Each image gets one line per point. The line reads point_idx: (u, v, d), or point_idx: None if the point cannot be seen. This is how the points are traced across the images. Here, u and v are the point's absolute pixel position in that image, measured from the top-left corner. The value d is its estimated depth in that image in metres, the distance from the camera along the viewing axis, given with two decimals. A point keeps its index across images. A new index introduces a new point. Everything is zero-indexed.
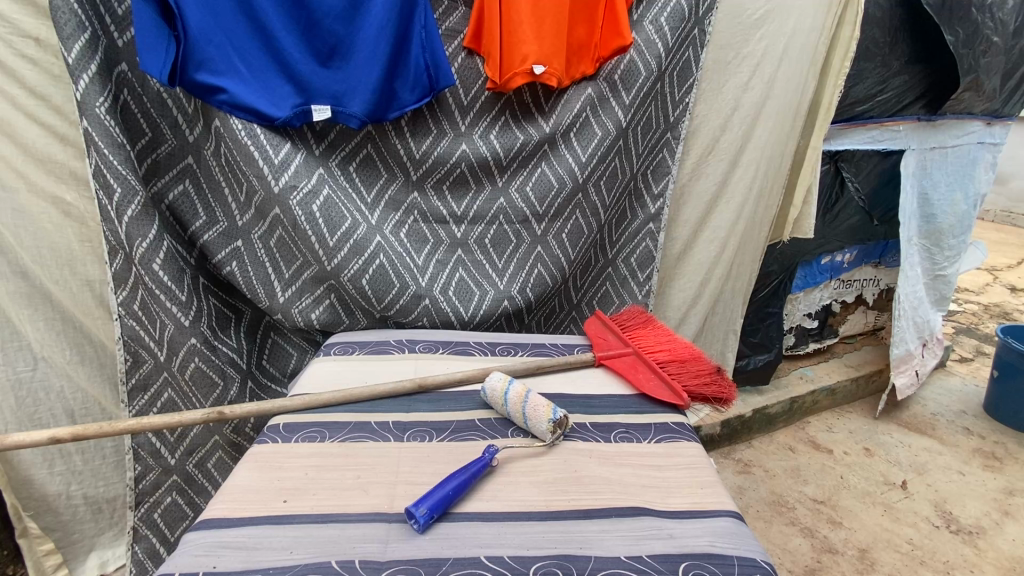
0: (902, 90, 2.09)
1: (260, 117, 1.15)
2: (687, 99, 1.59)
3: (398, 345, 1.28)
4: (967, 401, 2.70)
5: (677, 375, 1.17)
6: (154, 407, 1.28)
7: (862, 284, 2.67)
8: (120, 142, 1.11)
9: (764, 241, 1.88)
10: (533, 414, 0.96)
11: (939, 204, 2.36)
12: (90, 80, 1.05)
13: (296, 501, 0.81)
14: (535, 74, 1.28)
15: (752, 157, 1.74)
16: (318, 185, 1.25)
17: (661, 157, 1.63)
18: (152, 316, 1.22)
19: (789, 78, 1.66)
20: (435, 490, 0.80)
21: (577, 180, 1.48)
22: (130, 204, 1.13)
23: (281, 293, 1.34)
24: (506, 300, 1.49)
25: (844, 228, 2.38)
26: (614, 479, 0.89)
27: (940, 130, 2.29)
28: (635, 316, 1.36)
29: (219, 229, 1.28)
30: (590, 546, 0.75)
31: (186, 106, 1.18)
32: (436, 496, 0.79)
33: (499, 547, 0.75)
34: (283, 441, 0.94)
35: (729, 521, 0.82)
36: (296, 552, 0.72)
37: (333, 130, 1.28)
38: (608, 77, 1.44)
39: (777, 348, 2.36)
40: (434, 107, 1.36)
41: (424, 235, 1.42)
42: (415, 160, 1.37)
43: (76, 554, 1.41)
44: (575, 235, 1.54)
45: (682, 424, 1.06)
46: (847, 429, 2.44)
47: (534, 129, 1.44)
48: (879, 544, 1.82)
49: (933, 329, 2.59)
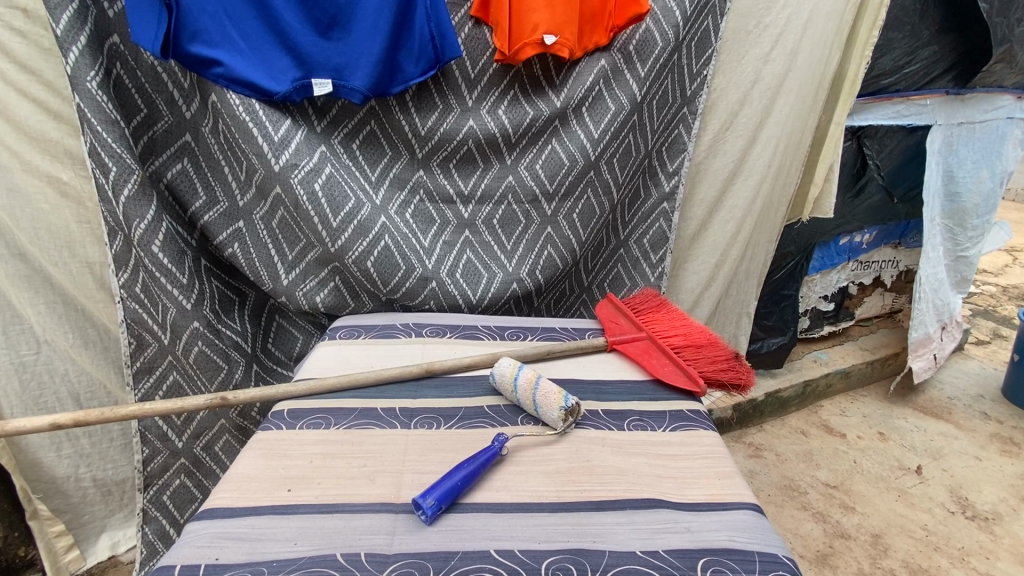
0: (930, 62, 2.00)
1: (258, 91, 1.10)
2: (705, 71, 1.52)
3: (405, 329, 1.25)
4: (985, 385, 2.64)
5: (693, 360, 1.13)
6: (159, 390, 1.27)
7: (881, 266, 2.60)
8: (113, 118, 1.06)
9: (781, 222, 1.82)
10: (543, 401, 0.93)
11: (964, 181, 2.27)
12: (80, 53, 1.00)
13: (302, 491, 0.79)
14: (546, 44, 1.21)
15: (773, 133, 1.66)
16: (320, 163, 1.21)
17: (677, 132, 1.56)
18: (154, 299, 1.20)
19: (815, 46, 1.57)
20: (444, 478, 0.77)
21: (589, 157, 1.42)
22: (126, 183, 1.09)
23: (285, 276, 1.31)
24: (515, 282, 1.45)
25: (863, 207, 2.31)
26: (629, 468, 0.86)
27: (969, 104, 2.18)
28: (648, 299, 1.31)
29: (220, 209, 1.24)
30: (603, 540, 0.73)
31: (182, 80, 1.12)
32: (444, 484, 0.76)
33: (510, 541, 0.72)
34: (287, 427, 0.92)
35: (749, 514, 0.78)
36: (300, 544, 0.70)
37: (335, 106, 1.23)
38: (622, 48, 1.36)
39: (792, 331, 2.31)
40: (440, 80, 1.29)
41: (430, 215, 1.38)
42: (421, 137, 1.32)
43: (87, 536, 1.41)
44: (587, 215, 1.49)
45: (699, 412, 1.02)
46: (861, 413, 2.40)
47: (544, 103, 1.36)
48: (893, 529, 1.80)
49: (953, 312, 2.52)
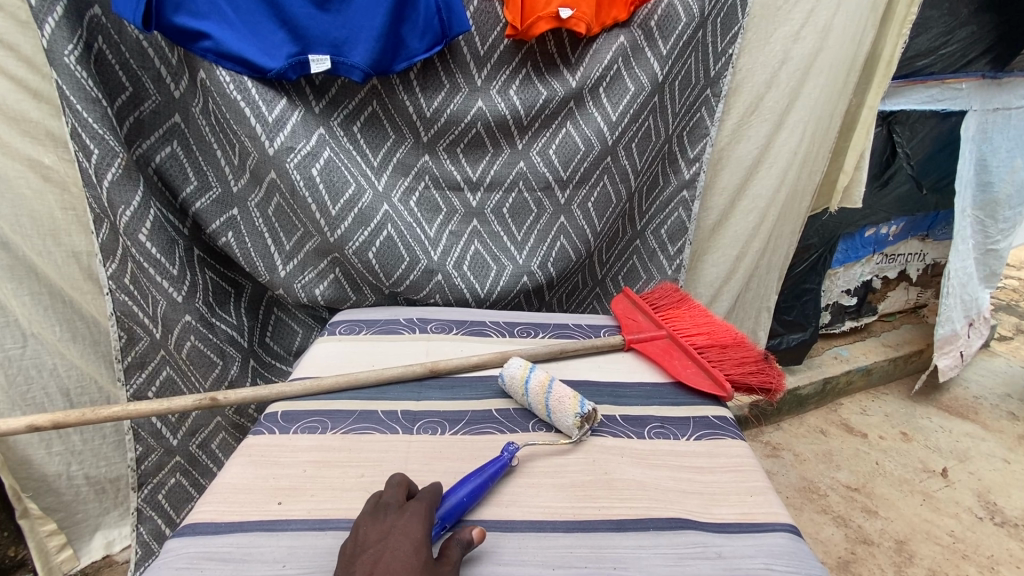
0: (968, 43, 1.88)
1: (250, 68, 1.02)
2: (731, 50, 1.41)
3: (408, 324, 1.17)
4: (1013, 384, 2.54)
5: (718, 362, 1.05)
6: (152, 386, 1.21)
7: (907, 259, 2.48)
8: (94, 97, 0.98)
9: (806, 213, 1.72)
10: (557, 407, 0.85)
11: (997, 171, 2.14)
12: (56, 25, 0.92)
13: (293, 504, 0.72)
14: (561, 19, 1.11)
15: (801, 118, 1.55)
16: (318, 147, 1.13)
17: (699, 116, 1.47)
18: (143, 291, 1.13)
19: (851, 23, 1.45)
20: (448, 494, 0.70)
21: (606, 142, 1.33)
22: (110, 166, 1.02)
23: (282, 267, 1.24)
24: (526, 275, 1.37)
25: (891, 198, 2.20)
26: (651, 483, 0.78)
27: (1005, 88, 2.03)
28: (668, 295, 1.23)
29: (213, 195, 1.17)
30: (624, 566, 0.66)
31: (169, 56, 1.04)
32: (448, 502, 0.69)
33: (521, 566, 0.65)
34: (280, 431, 0.85)
35: (785, 537, 0.71)
36: (289, 567, 0.64)
37: (334, 85, 1.14)
38: (642, 24, 1.26)
39: (813, 327, 2.21)
40: (446, 57, 1.19)
41: (436, 204, 1.31)
42: (426, 119, 1.23)
43: (81, 535, 1.37)
44: (602, 204, 1.40)
45: (726, 419, 0.94)
46: (883, 412, 2.30)
47: (559, 83, 1.27)
48: (918, 535, 1.72)
49: (981, 308, 2.40)
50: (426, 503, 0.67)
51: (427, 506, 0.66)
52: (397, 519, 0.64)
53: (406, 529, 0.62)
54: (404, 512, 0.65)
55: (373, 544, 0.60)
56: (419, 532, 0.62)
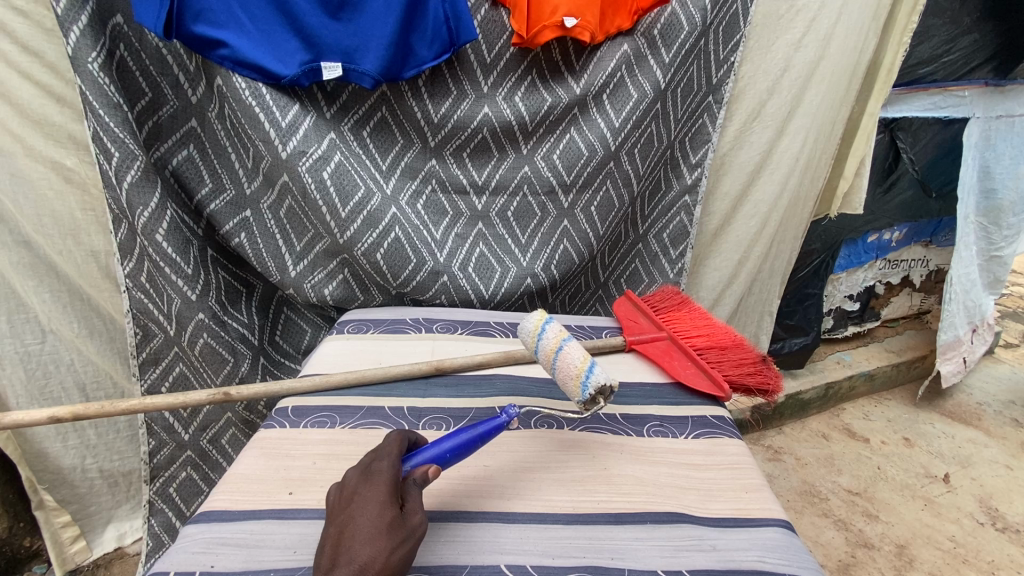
0: (970, 51, 1.90)
1: (265, 75, 1.06)
2: (733, 58, 1.44)
3: (414, 324, 1.20)
4: (1017, 391, 2.54)
5: (717, 363, 1.07)
6: (166, 381, 1.24)
7: (910, 264, 2.49)
8: (116, 102, 1.02)
9: (808, 218, 1.74)
10: (561, 381, 0.86)
11: (1001, 178, 2.15)
12: (81, 33, 0.96)
13: (304, 494, 0.75)
14: (566, 27, 1.14)
15: (803, 124, 1.57)
16: (329, 151, 1.16)
17: (701, 122, 1.50)
18: (159, 289, 1.17)
19: (851, 32, 1.47)
20: (430, 447, 0.73)
21: (609, 148, 1.35)
22: (129, 169, 1.06)
23: (292, 267, 1.27)
24: (529, 277, 1.40)
25: (893, 203, 2.22)
26: (649, 479, 0.81)
27: (1008, 96, 2.06)
28: (669, 297, 1.25)
29: (227, 198, 1.21)
30: (622, 558, 0.68)
31: (187, 63, 1.08)
32: (426, 454, 0.72)
33: (522, 555, 0.68)
34: (291, 425, 0.88)
35: (779, 531, 0.73)
36: (300, 553, 0.66)
37: (344, 91, 1.18)
38: (646, 33, 1.29)
39: (815, 332, 2.22)
40: (454, 64, 1.23)
41: (443, 207, 1.34)
42: (434, 124, 1.27)
43: (94, 527, 1.41)
44: (605, 208, 1.43)
45: (723, 419, 0.97)
46: (885, 417, 2.31)
47: (563, 90, 1.30)
48: (919, 540, 1.73)
49: (984, 314, 2.41)
50: (388, 463, 0.68)
51: (389, 468, 0.67)
52: (361, 487, 0.65)
53: (370, 495, 0.64)
54: (368, 479, 0.66)
55: (341, 515, 0.63)
56: (382, 493, 0.63)
